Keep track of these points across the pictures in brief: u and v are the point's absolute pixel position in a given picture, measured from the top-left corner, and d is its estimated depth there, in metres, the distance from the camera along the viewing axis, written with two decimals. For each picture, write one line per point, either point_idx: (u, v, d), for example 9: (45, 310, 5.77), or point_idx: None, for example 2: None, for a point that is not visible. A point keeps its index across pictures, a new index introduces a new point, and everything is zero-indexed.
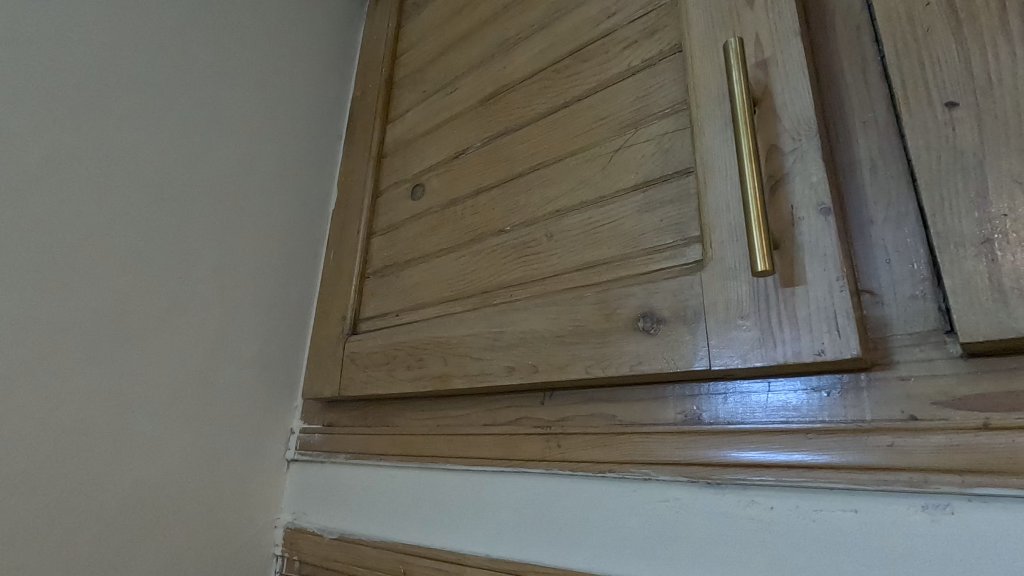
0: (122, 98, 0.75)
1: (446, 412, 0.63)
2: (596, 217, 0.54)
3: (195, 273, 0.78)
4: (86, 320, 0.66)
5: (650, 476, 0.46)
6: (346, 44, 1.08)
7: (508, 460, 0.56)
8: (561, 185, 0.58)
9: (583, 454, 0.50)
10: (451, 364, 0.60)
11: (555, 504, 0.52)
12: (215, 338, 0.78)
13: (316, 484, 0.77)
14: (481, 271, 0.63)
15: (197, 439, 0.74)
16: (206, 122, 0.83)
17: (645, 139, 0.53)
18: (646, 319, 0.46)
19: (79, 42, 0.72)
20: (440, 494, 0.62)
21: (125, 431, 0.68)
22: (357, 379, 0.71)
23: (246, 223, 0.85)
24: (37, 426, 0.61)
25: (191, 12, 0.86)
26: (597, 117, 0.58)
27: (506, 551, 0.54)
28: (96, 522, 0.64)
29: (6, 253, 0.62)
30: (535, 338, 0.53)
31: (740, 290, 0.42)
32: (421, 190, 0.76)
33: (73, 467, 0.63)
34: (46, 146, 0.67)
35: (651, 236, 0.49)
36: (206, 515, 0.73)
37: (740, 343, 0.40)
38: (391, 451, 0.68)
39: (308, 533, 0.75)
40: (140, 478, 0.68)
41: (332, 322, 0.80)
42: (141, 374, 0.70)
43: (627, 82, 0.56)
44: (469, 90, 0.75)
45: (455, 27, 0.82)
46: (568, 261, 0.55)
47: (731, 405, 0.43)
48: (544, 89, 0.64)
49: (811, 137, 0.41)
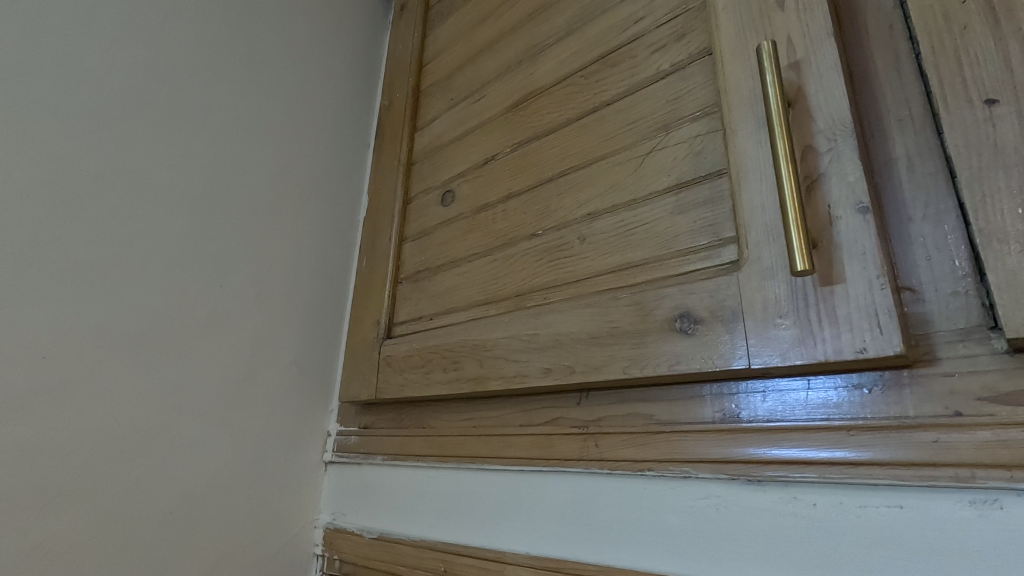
0: (163, 116, 0.78)
1: (482, 413, 0.65)
2: (630, 220, 0.55)
3: (235, 282, 0.80)
4: (136, 330, 0.70)
5: (690, 474, 0.47)
6: (372, 54, 1.11)
7: (546, 460, 0.57)
8: (592, 188, 0.59)
9: (622, 453, 0.51)
10: (487, 366, 0.61)
11: (595, 503, 0.53)
12: (255, 345, 0.81)
13: (354, 485, 0.80)
14: (514, 274, 0.64)
15: (240, 442, 0.76)
16: (242, 134, 0.86)
17: (677, 142, 0.53)
18: (683, 319, 0.46)
19: (122, 63, 0.76)
20: (478, 494, 0.63)
21: (173, 435, 0.71)
22: (393, 382, 0.73)
23: (281, 232, 0.88)
24: (93, 432, 0.64)
25: (224, 30, 0.89)
26: (627, 121, 0.58)
27: (545, 549, 0.55)
28: (149, 524, 0.67)
29: (62, 267, 0.65)
30: (571, 340, 0.54)
31: (778, 289, 0.42)
32: (451, 197, 0.78)
33: (125, 471, 0.66)
34: (96, 164, 0.70)
35: (685, 237, 0.50)
36: (250, 517, 0.76)
37: (779, 341, 0.41)
38: (428, 451, 0.69)
39: (348, 533, 0.77)
40: (188, 481, 0.71)
41: (366, 327, 0.83)
42: (187, 380, 0.73)
43: (655, 86, 0.57)
44: (496, 97, 0.76)
45: (481, 35, 0.84)
46: (602, 263, 0.56)
47: (771, 402, 0.44)
48: (571, 95, 0.66)
49: (847, 137, 0.41)
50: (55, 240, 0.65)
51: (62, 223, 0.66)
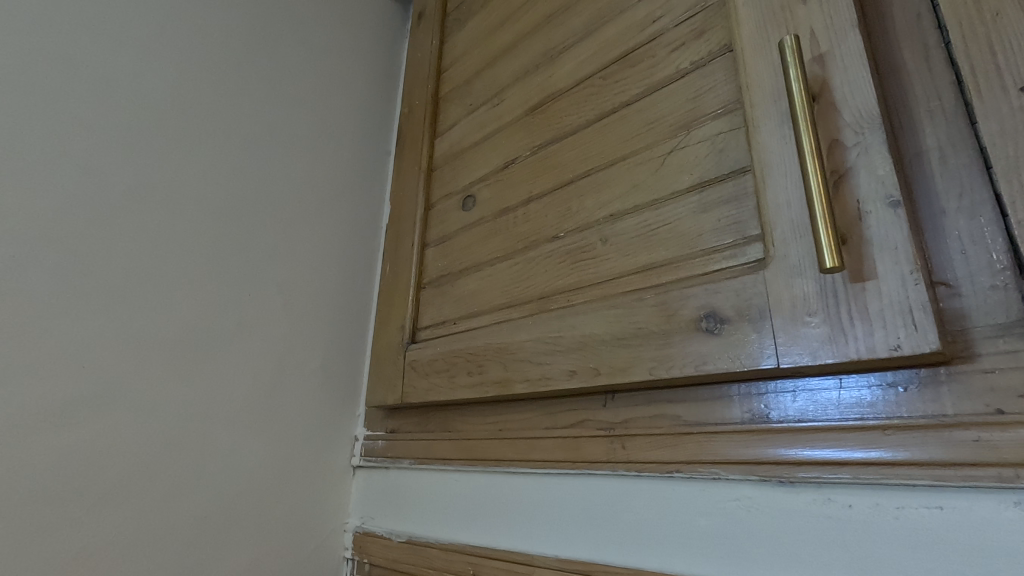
0: (191, 130, 0.80)
1: (508, 416, 0.65)
2: (652, 220, 0.54)
3: (262, 291, 0.82)
4: (169, 339, 0.72)
5: (719, 475, 0.46)
6: (392, 63, 1.12)
7: (573, 463, 0.57)
8: (614, 189, 0.59)
9: (650, 455, 0.51)
10: (512, 369, 0.61)
11: (623, 505, 0.53)
12: (283, 351, 0.82)
13: (382, 489, 0.80)
14: (536, 277, 0.64)
15: (270, 447, 0.78)
16: (266, 146, 0.88)
17: (698, 140, 0.53)
18: (709, 319, 0.46)
19: (152, 81, 0.78)
20: (505, 496, 0.63)
21: (206, 442, 0.72)
22: (418, 386, 0.74)
23: (306, 240, 0.89)
24: (130, 438, 0.66)
25: (248, 45, 0.91)
26: (647, 121, 0.58)
27: (574, 552, 0.55)
28: (184, 528, 0.68)
29: (98, 281, 0.68)
30: (595, 341, 0.54)
31: (806, 287, 0.41)
32: (472, 201, 0.78)
33: (160, 476, 0.68)
34: (129, 179, 0.73)
35: (709, 236, 0.49)
36: (280, 520, 0.77)
37: (809, 339, 0.40)
38: (454, 454, 0.70)
39: (377, 537, 0.78)
40: (221, 486, 0.72)
41: (391, 332, 0.83)
42: (218, 388, 0.75)
43: (675, 85, 0.57)
44: (516, 101, 0.76)
45: (499, 39, 0.84)
46: (625, 264, 0.55)
47: (801, 402, 0.43)
48: (590, 96, 0.66)
49: (875, 130, 0.40)
50: (92, 253, 0.68)
51: (97, 237, 0.69)
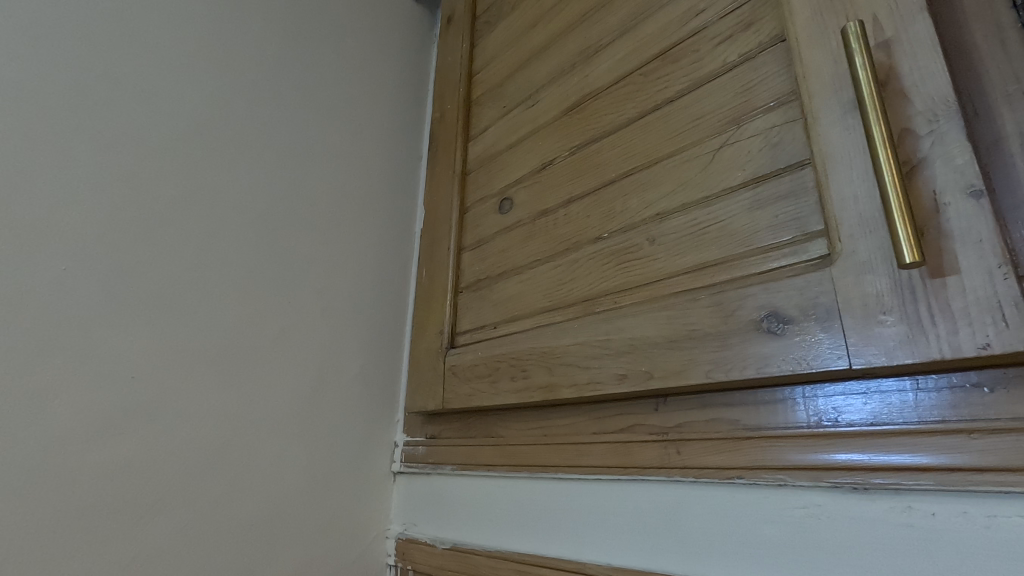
0: (228, 141, 0.81)
1: (554, 421, 0.64)
2: (703, 219, 0.53)
3: (301, 298, 0.83)
4: (213, 347, 0.72)
5: (785, 481, 0.45)
6: (420, 69, 1.12)
7: (624, 468, 0.55)
8: (659, 187, 0.58)
9: (708, 460, 0.49)
10: (558, 373, 0.60)
11: (680, 513, 0.51)
12: (323, 358, 0.83)
13: (425, 495, 0.80)
14: (580, 279, 0.63)
15: (311, 454, 0.78)
16: (300, 154, 0.89)
17: (750, 135, 0.51)
18: (770, 319, 0.44)
19: (190, 94, 0.79)
20: (553, 502, 0.62)
21: (251, 450, 0.73)
22: (460, 391, 0.73)
23: (341, 247, 0.90)
24: (178, 446, 0.67)
25: (282, 55, 0.92)
26: (693, 117, 0.56)
27: (629, 561, 0.54)
28: (232, 535, 0.69)
29: (144, 291, 0.69)
30: (646, 344, 0.53)
31: (879, 284, 0.39)
32: (509, 204, 0.77)
33: (208, 484, 0.69)
34: (171, 191, 0.74)
35: (766, 233, 0.48)
36: (324, 527, 0.77)
37: (883, 339, 0.38)
38: (498, 461, 0.69)
39: (420, 543, 0.77)
40: (266, 493, 0.73)
41: (429, 337, 0.83)
42: (261, 395, 0.75)
43: (722, 79, 0.55)
44: (551, 101, 0.75)
45: (532, 40, 0.83)
46: (675, 264, 0.54)
47: (874, 405, 0.41)
48: (631, 93, 0.64)
49: (951, 118, 0.38)
50: (137, 265, 0.69)
51: (142, 248, 0.70)
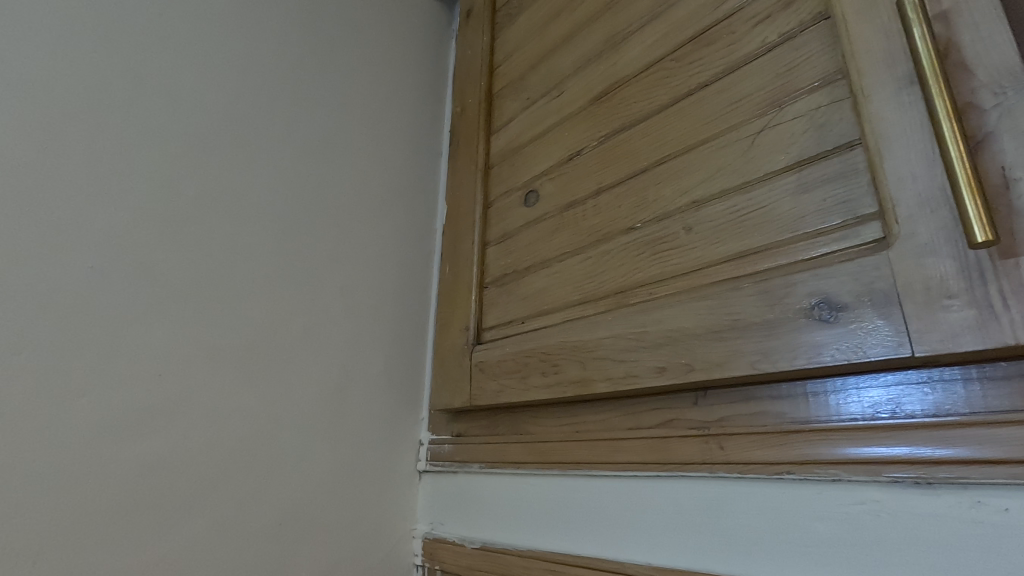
0: (249, 137, 0.81)
1: (586, 417, 0.62)
2: (743, 205, 0.51)
3: (325, 295, 0.82)
4: (238, 344, 0.72)
5: (839, 476, 0.43)
6: (439, 64, 1.11)
7: (663, 464, 0.54)
8: (695, 174, 0.56)
9: (754, 455, 0.47)
10: (592, 367, 0.59)
11: (724, 510, 0.49)
12: (347, 356, 0.82)
13: (452, 494, 0.79)
14: (612, 271, 0.61)
15: (337, 453, 0.77)
16: (322, 151, 0.88)
17: (793, 116, 0.49)
18: (821, 307, 0.43)
19: (212, 91, 0.79)
20: (588, 500, 0.61)
21: (277, 449, 0.72)
22: (487, 387, 0.72)
23: (363, 243, 0.89)
24: (204, 445, 0.67)
25: (302, 51, 0.91)
26: (729, 101, 0.55)
27: (670, 560, 0.52)
28: (259, 534, 0.68)
29: (169, 288, 0.68)
30: (686, 335, 0.51)
31: (943, 267, 0.37)
32: (535, 197, 0.76)
33: (235, 483, 0.68)
34: (195, 188, 0.73)
35: (813, 218, 0.46)
36: (350, 526, 0.76)
37: (949, 324, 0.36)
38: (528, 458, 0.67)
39: (448, 543, 0.76)
40: (293, 492, 0.72)
41: (454, 333, 0.82)
42: (287, 393, 0.75)
43: (761, 61, 0.53)
44: (577, 91, 0.74)
45: (555, 30, 0.82)
46: (714, 252, 0.52)
47: (936, 395, 0.39)
48: (662, 80, 0.62)
49: (1019, 89, 0.36)
50: (162, 262, 0.69)
51: (167, 246, 0.69)
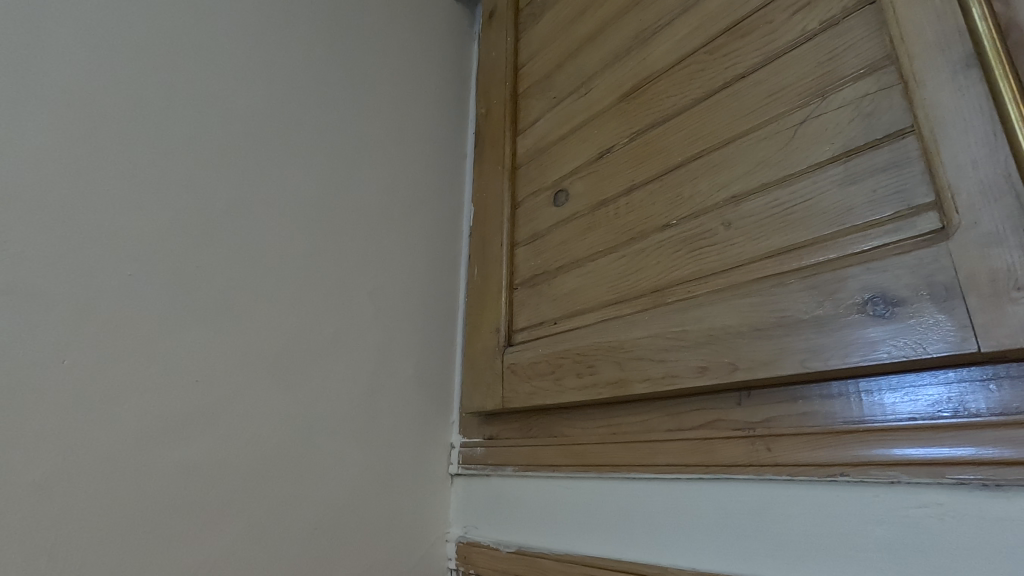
0: (279, 144, 0.81)
1: (622, 419, 0.61)
2: (786, 198, 0.49)
3: (355, 299, 0.82)
4: (272, 349, 0.72)
5: (897, 479, 0.41)
6: (462, 67, 1.11)
7: (706, 467, 0.52)
8: (734, 168, 0.54)
9: (804, 457, 0.46)
10: (629, 368, 0.58)
11: (773, 514, 0.48)
12: (377, 359, 0.82)
13: (485, 497, 0.79)
14: (647, 269, 0.60)
15: (370, 457, 0.77)
16: (349, 155, 0.88)
17: (838, 105, 0.48)
18: (875, 302, 0.41)
19: (241, 98, 0.80)
20: (627, 504, 0.60)
21: (312, 453, 0.72)
22: (520, 390, 0.71)
23: (391, 247, 0.89)
24: (242, 449, 0.67)
25: (327, 57, 0.91)
26: (769, 92, 0.53)
27: (716, 565, 0.51)
28: (295, 538, 0.69)
29: (204, 294, 0.69)
30: (729, 333, 0.50)
31: (1009, 257, 0.36)
32: (564, 196, 0.75)
33: (272, 487, 0.68)
34: (227, 195, 0.74)
35: (863, 210, 0.44)
36: (384, 530, 0.76)
37: (1019, 318, 0.35)
38: (564, 461, 0.66)
39: (482, 547, 0.76)
40: (328, 496, 0.72)
41: (485, 335, 0.81)
42: (321, 397, 0.75)
43: (802, 50, 0.51)
44: (606, 88, 0.73)
45: (582, 27, 0.81)
46: (755, 248, 0.51)
47: (1003, 392, 0.37)
48: (695, 73, 0.61)
49: None
50: (198, 269, 0.69)
51: (202, 252, 0.70)
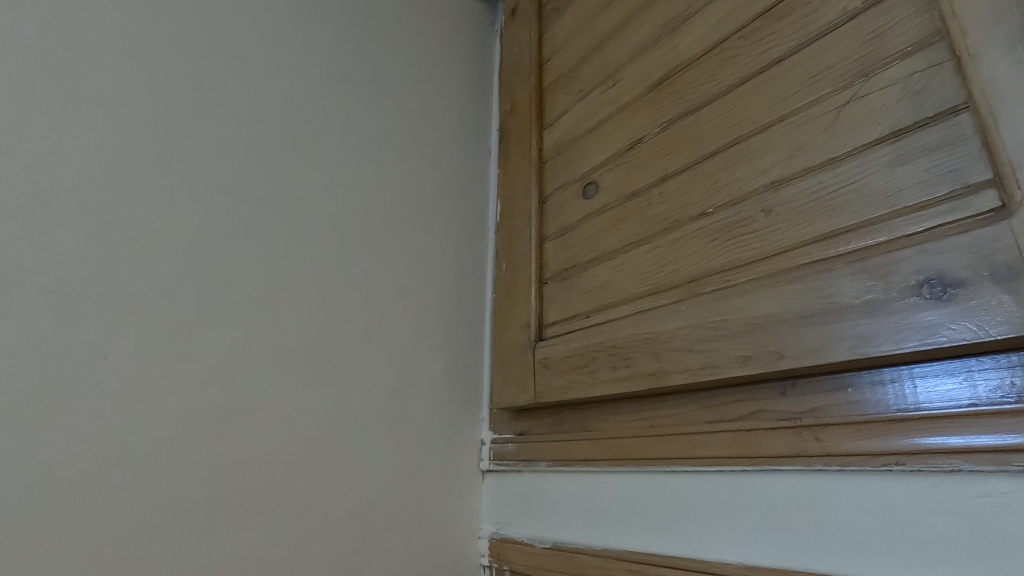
0: (307, 143, 0.82)
1: (658, 411, 0.60)
2: (830, 183, 0.48)
3: (384, 296, 0.82)
4: (304, 346, 0.73)
5: (957, 467, 0.40)
6: (484, 64, 1.11)
7: (750, 459, 0.51)
8: (772, 153, 0.53)
9: (855, 447, 0.44)
10: (667, 359, 0.57)
11: (823, 506, 0.47)
12: (407, 356, 0.82)
13: (518, 493, 0.78)
14: (683, 259, 0.59)
15: (402, 453, 0.77)
16: (376, 153, 0.89)
17: (884, 85, 0.46)
18: (931, 284, 0.40)
19: (269, 99, 0.80)
20: (666, 498, 0.59)
21: (345, 449, 0.73)
22: (553, 384, 0.70)
23: (418, 243, 0.89)
24: (277, 445, 0.68)
25: (352, 56, 0.92)
26: (809, 74, 0.52)
27: (763, 559, 0.50)
28: (331, 534, 0.69)
29: (237, 292, 0.70)
30: (773, 321, 0.49)
31: None
32: (594, 188, 0.75)
33: (307, 483, 0.69)
34: (258, 194, 0.75)
35: (913, 190, 0.43)
36: (418, 526, 0.76)
37: None
38: (599, 455, 0.66)
39: (516, 543, 0.75)
40: (362, 492, 0.73)
41: (515, 330, 0.81)
42: (353, 393, 0.75)
43: (843, 30, 0.50)
44: (635, 79, 0.72)
45: (607, 18, 0.80)
46: (798, 234, 0.49)
47: None
48: (729, 59, 0.60)
49: None
50: (231, 267, 0.70)
51: (235, 251, 0.71)
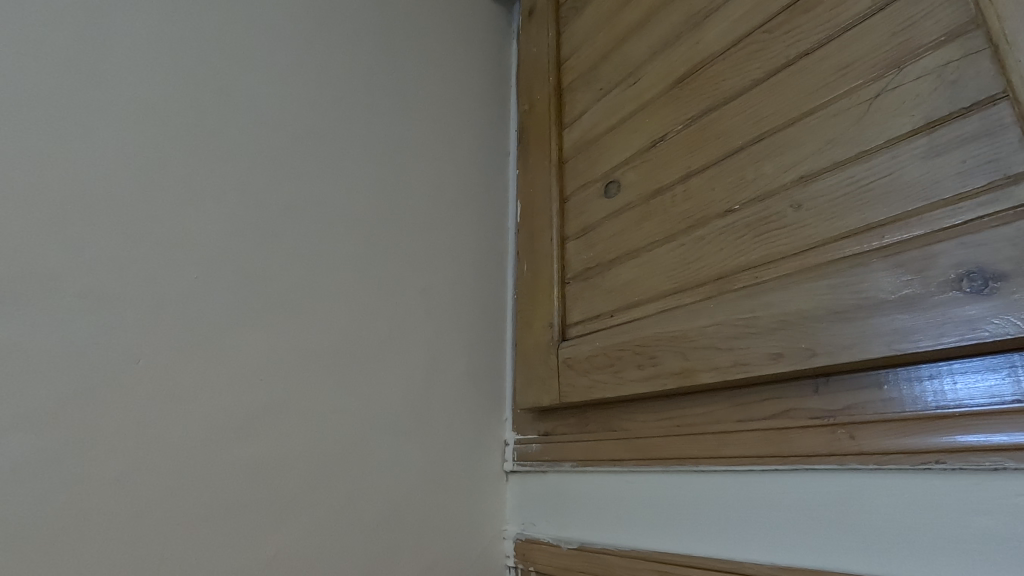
0: (329, 147, 0.83)
1: (685, 411, 0.59)
2: (861, 176, 0.47)
3: (407, 298, 0.83)
4: (329, 348, 0.74)
5: (1001, 465, 0.39)
6: (501, 65, 1.11)
7: (781, 458, 0.51)
8: (801, 148, 0.53)
9: (892, 445, 0.44)
10: (694, 357, 0.56)
11: (859, 505, 0.46)
12: (430, 357, 0.82)
13: (543, 494, 0.78)
14: (709, 256, 0.59)
15: (426, 454, 0.78)
16: (396, 156, 0.89)
17: (917, 76, 0.46)
18: (971, 278, 0.40)
19: (292, 105, 0.81)
20: (695, 498, 0.58)
21: (371, 450, 0.73)
22: (577, 384, 0.70)
23: (439, 245, 0.89)
24: (304, 446, 0.68)
25: (372, 61, 0.93)
26: (838, 67, 0.51)
27: (797, 559, 0.49)
28: (358, 534, 0.69)
29: (264, 295, 0.71)
30: (804, 318, 0.48)
31: None
32: (615, 187, 0.74)
33: (334, 484, 0.69)
34: (282, 198, 0.76)
35: (950, 182, 0.42)
36: (443, 527, 0.76)
37: None
38: (625, 455, 0.65)
39: (542, 544, 0.75)
40: (388, 493, 0.73)
41: (538, 330, 0.81)
42: (378, 394, 0.76)
43: (873, 21, 0.49)
44: (656, 76, 0.72)
45: (627, 16, 0.80)
46: (829, 229, 0.49)
47: None
48: (754, 53, 0.59)
49: None
50: (258, 271, 0.71)
51: (261, 255, 0.72)
